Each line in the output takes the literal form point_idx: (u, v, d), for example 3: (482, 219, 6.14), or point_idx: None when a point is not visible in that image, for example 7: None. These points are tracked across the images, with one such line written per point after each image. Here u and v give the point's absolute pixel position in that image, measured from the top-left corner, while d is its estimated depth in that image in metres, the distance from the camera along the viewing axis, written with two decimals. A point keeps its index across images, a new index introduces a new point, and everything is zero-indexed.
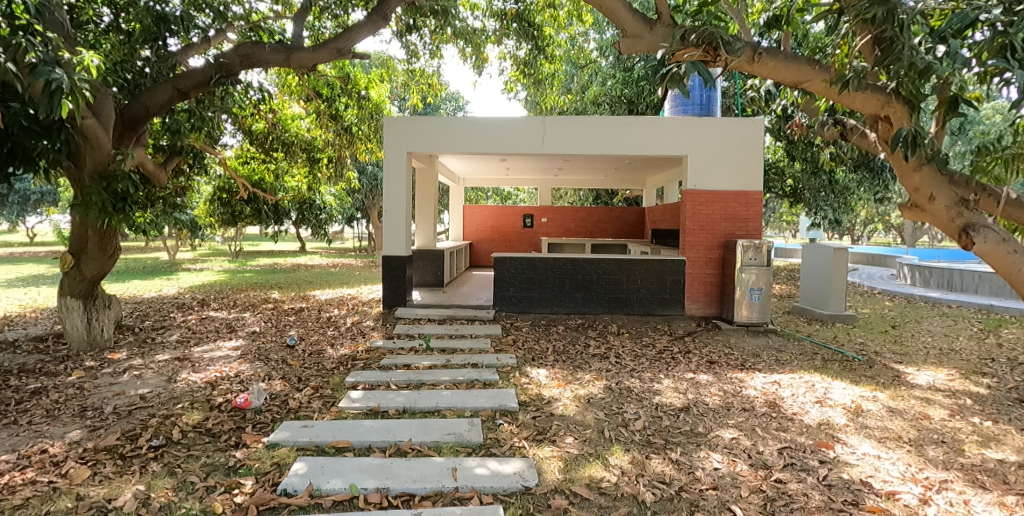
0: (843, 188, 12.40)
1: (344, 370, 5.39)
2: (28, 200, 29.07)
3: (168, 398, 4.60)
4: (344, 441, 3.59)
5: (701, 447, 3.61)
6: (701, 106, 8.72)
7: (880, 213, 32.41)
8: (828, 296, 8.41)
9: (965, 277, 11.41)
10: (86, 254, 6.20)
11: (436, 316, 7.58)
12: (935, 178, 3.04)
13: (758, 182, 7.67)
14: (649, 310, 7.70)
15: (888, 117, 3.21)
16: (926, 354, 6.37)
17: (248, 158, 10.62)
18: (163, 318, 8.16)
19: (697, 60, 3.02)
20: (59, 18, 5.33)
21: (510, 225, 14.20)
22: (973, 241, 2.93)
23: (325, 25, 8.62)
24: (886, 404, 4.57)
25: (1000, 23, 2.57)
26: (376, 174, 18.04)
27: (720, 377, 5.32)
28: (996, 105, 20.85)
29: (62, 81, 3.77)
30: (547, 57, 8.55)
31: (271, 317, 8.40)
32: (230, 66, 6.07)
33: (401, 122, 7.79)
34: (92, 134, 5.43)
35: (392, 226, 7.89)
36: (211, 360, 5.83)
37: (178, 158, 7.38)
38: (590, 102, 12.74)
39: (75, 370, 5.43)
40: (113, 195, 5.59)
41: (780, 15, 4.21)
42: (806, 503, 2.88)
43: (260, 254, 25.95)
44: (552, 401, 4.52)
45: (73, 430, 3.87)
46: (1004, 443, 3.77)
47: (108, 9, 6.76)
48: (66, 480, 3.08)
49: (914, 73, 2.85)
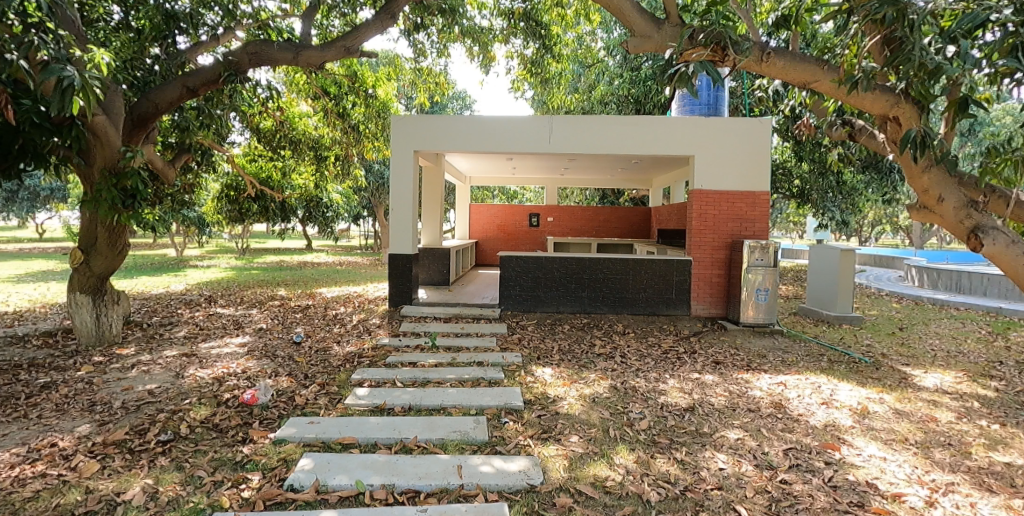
0: (850, 189, 12.34)
1: (350, 367, 5.42)
2: (36, 195, 29.19)
3: (175, 393, 4.63)
4: (351, 437, 3.61)
5: (706, 448, 3.61)
6: (707, 106, 8.81)
7: (886, 212, 32.24)
8: (835, 297, 8.34)
9: (974, 279, 11.32)
10: (96, 250, 6.25)
11: (442, 315, 7.59)
12: (943, 179, 3.06)
13: (766, 182, 7.61)
14: (655, 310, 7.70)
15: (897, 117, 3.22)
16: (935, 357, 6.32)
17: (256, 155, 10.64)
18: (171, 315, 8.21)
19: (704, 59, 3.03)
20: (70, 16, 5.35)
21: (516, 224, 14.20)
22: (982, 242, 2.92)
23: (333, 24, 8.62)
24: (892, 406, 4.56)
25: (1012, 23, 2.60)
26: (383, 172, 18.19)
27: (725, 377, 5.31)
28: (1006, 107, 20.83)
29: (74, 78, 3.82)
30: (555, 56, 8.48)
31: (278, 313, 8.44)
32: (238, 64, 6.03)
33: (409, 120, 7.82)
34: (103, 131, 5.51)
35: (399, 224, 7.89)
36: (219, 357, 5.86)
37: (186, 155, 7.47)
38: (598, 101, 12.76)
39: (83, 366, 5.46)
40: (122, 192, 5.67)
41: (789, 15, 4.15)
42: (811, 505, 2.88)
43: (266, 251, 26.15)
44: (557, 400, 4.54)
45: (81, 424, 3.90)
46: (1012, 446, 3.75)
47: (118, 7, 6.76)
48: (75, 473, 3.12)
49: (924, 73, 2.88)
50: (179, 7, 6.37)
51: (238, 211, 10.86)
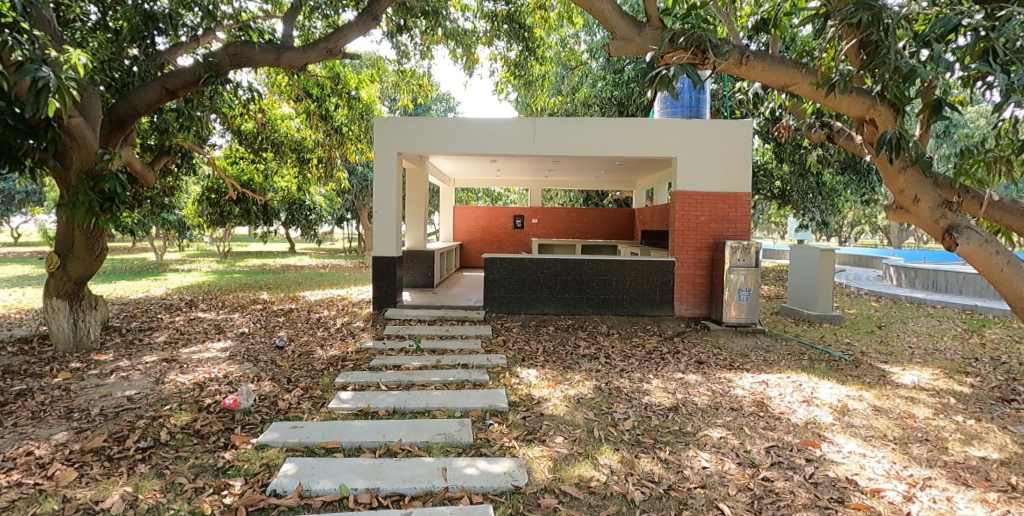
0: (830, 190, 12.54)
1: (334, 371, 5.38)
2: (11, 197, 28.60)
3: (155, 399, 4.57)
4: (334, 441, 3.59)
5: (689, 446, 3.65)
6: (689, 108, 8.89)
7: (865, 212, 32.86)
8: (816, 296, 8.46)
9: (950, 277, 11.57)
10: (73, 254, 6.13)
11: (427, 317, 7.58)
12: (919, 180, 3.13)
13: (746, 184, 7.71)
14: (639, 310, 7.75)
15: (874, 120, 3.30)
16: (912, 355, 6.43)
17: (237, 158, 10.52)
18: (150, 320, 8.09)
19: (685, 62, 3.07)
20: (45, 15, 5.27)
21: (501, 226, 14.21)
22: (957, 242, 3.10)
23: (315, 25, 8.58)
24: (871, 403, 4.63)
25: (982, 28, 2.68)
26: (367, 175, 18.15)
27: (708, 377, 5.36)
28: (979, 110, 21.41)
29: (49, 79, 3.77)
30: (538, 58, 8.52)
31: (260, 317, 8.36)
32: (218, 66, 5.95)
33: (391, 122, 7.78)
34: (80, 133, 5.41)
35: (382, 227, 7.85)
36: (199, 362, 5.79)
37: (167, 158, 7.36)
38: (581, 103, 12.86)
39: (60, 372, 5.37)
40: (100, 195, 5.57)
41: (768, 19, 4.21)
42: (792, 501, 2.92)
43: (248, 255, 25.83)
44: (542, 401, 4.55)
45: (58, 432, 3.83)
46: (987, 441, 3.84)
47: (95, 7, 6.64)
48: (52, 482, 3.06)
49: (898, 76, 2.95)
50: (157, 8, 6.33)
51: (219, 214, 10.71)
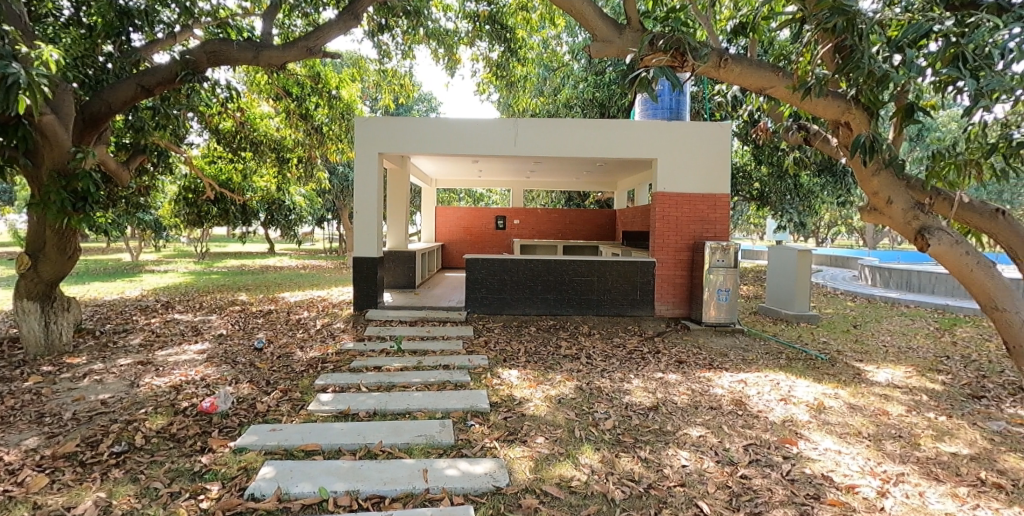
0: (807, 191, 12.69)
1: (314, 373, 5.33)
2: None
3: (129, 403, 4.48)
4: (313, 444, 3.55)
5: (669, 445, 3.69)
6: (669, 110, 8.91)
7: (843, 213, 33.53)
8: (793, 296, 8.61)
9: (923, 277, 11.86)
10: (44, 255, 5.97)
11: (408, 318, 7.55)
12: (892, 182, 3.19)
13: (726, 185, 7.81)
14: (621, 310, 7.80)
15: (848, 123, 3.36)
16: (886, 353, 6.58)
17: (215, 157, 10.35)
18: (125, 322, 7.93)
19: (664, 64, 3.10)
20: (16, 10, 5.15)
21: (482, 227, 14.21)
22: (928, 243, 3.18)
23: (295, 24, 8.50)
24: (846, 401, 4.73)
25: (952, 34, 2.76)
26: (348, 175, 18.01)
27: (688, 376, 5.42)
28: (949, 115, 21.99)
29: (20, 75, 3.66)
30: (520, 59, 8.54)
31: (238, 319, 8.25)
32: (197, 64, 5.87)
33: (373, 122, 7.73)
34: (51, 130, 5.26)
35: (363, 227, 7.78)
36: (176, 364, 5.70)
37: (142, 157, 7.22)
38: (563, 104, 12.92)
39: (31, 376, 5.24)
40: (73, 195, 5.43)
41: (745, 23, 4.27)
42: (770, 498, 2.97)
43: (227, 256, 25.45)
44: (523, 401, 4.56)
45: (28, 437, 3.74)
46: (957, 437, 3.94)
47: (69, 2, 6.50)
48: (22, 488, 2.98)
49: (872, 80, 3.01)
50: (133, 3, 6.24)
51: (197, 214, 10.52)
